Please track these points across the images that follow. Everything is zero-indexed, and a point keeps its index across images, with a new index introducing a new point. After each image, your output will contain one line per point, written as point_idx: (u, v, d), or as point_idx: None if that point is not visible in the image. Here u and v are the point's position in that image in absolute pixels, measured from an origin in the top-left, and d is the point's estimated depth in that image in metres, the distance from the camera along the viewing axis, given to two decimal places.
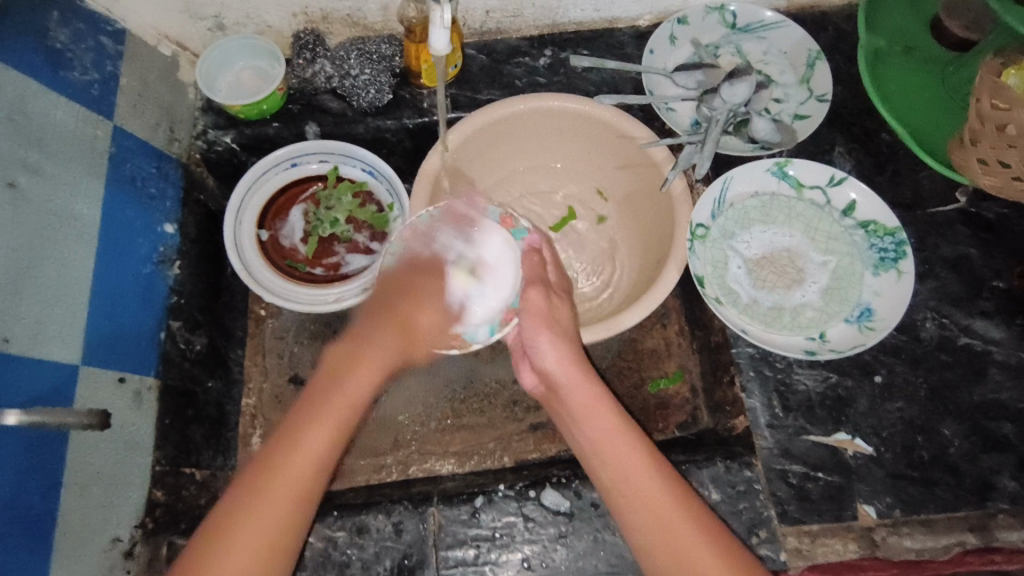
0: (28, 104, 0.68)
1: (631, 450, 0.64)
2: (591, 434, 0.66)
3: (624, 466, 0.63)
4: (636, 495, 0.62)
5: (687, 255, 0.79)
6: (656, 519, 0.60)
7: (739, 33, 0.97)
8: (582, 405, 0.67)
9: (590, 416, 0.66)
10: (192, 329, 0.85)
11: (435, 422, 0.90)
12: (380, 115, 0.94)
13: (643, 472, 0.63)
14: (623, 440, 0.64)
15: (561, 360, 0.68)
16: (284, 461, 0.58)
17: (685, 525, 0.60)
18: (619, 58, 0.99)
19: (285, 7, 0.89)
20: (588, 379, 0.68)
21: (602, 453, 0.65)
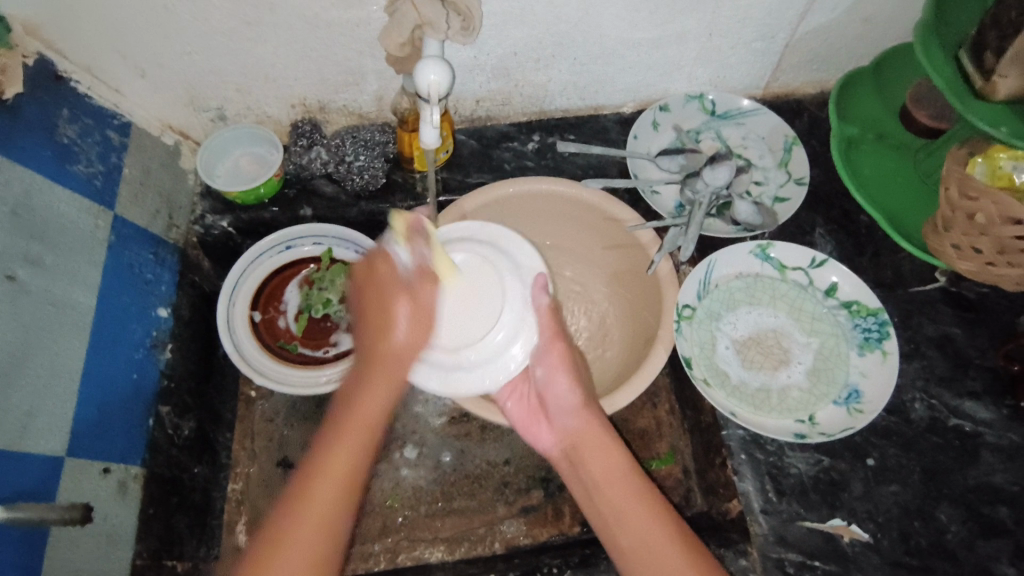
0: (33, 198, 0.70)
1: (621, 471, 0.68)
2: (591, 456, 0.69)
3: (613, 488, 0.67)
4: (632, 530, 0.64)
5: (674, 336, 0.80)
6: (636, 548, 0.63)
7: (719, 119, 1.02)
8: (585, 442, 0.69)
9: (585, 450, 0.69)
10: (181, 414, 0.84)
11: (426, 506, 0.88)
12: (373, 199, 0.97)
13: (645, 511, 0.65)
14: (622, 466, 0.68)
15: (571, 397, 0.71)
16: (315, 483, 0.60)
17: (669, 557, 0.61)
18: (605, 143, 1.04)
19: (284, 99, 0.93)
20: (587, 413, 0.70)
21: (599, 470, 0.68)
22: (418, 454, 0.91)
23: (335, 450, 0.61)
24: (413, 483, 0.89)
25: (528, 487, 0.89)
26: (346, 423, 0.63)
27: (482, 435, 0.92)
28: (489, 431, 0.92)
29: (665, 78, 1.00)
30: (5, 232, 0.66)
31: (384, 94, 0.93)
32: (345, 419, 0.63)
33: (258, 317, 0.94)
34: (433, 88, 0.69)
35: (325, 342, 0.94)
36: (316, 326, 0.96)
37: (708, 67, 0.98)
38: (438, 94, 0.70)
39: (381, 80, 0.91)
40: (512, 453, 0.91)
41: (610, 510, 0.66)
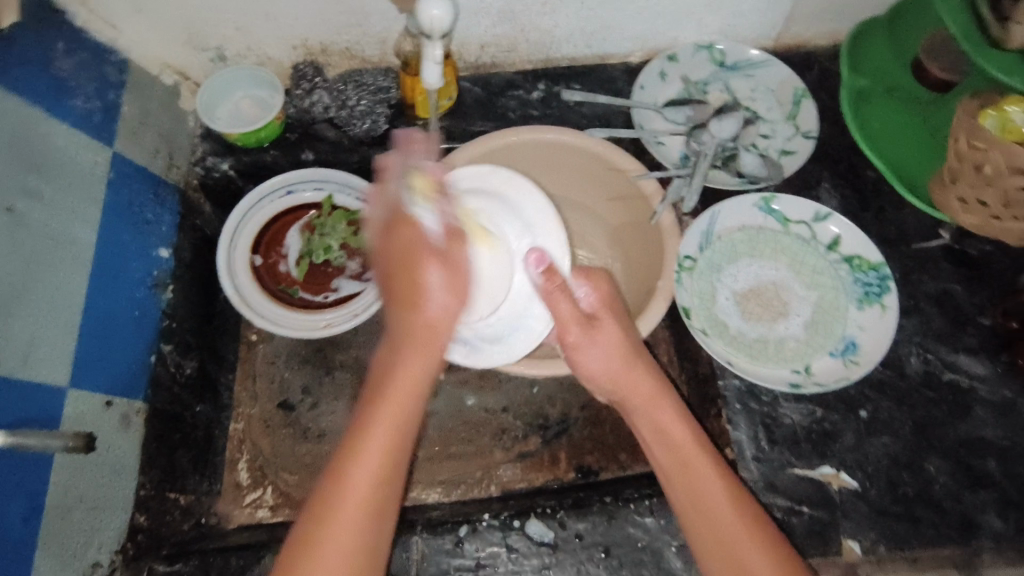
0: (30, 131, 0.69)
1: (707, 468, 0.66)
2: (653, 422, 0.70)
3: (693, 480, 0.66)
4: (721, 532, 0.63)
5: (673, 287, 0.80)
6: (731, 551, 0.62)
7: (728, 70, 1.00)
8: (645, 402, 0.71)
9: (641, 409, 0.71)
10: (183, 353, 0.85)
11: (424, 451, 0.90)
12: (376, 145, 0.96)
13: (735, 518, 0.63)
14: (706, 463, 0.66)
15: (613, 349, 0.72)
16: (363, 445, 0.61)
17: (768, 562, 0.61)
18: (611, 93, 1.02)
19: (285, 40, 0.91)
20: (629, 361, 0.71)
21: (679, 455, 0.68)
22: None
23: (379, 413, 0.63)
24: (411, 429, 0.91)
25: (524, 434, 0.90)
26: (386, 406, 0.63)
27: (480, 382, 0.93)
28: (488, 379, 0.93)
29: (675, 25, 0.97)
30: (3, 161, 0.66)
31: (387, 36, 0.92)
32: (382, 401, 0.64)
33: (259, 262, 0.93)
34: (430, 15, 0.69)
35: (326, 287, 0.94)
36: (316, 271, 0.95)
37: (719, 15, 0.96)
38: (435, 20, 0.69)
39: (384, 21, 0.89)
40: (510, 401, 0.92)
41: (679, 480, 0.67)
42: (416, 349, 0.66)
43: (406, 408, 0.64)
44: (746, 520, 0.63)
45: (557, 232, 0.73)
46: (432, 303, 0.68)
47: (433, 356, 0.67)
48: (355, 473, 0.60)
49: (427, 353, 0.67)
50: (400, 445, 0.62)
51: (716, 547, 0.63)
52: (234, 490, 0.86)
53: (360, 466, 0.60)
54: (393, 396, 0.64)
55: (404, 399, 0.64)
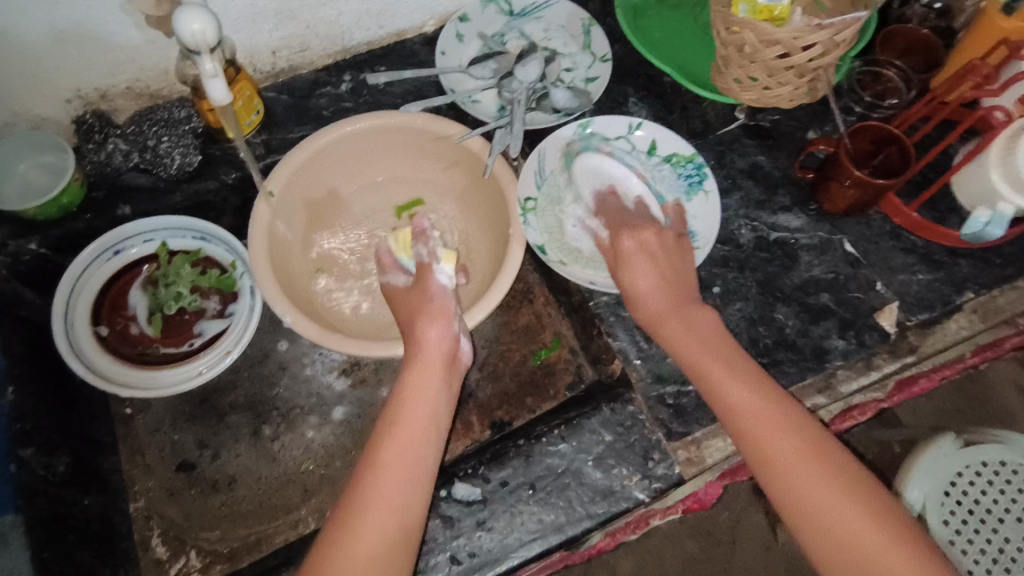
0: None
1: (769, 418, 0.65)
2: (735, 423, 0.66)
3: (766, 439, 0.64)
4: (820, 496, 0.60)
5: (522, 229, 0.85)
6: (827, 517, 0.59)
7: (518, 18, 1.05)
8: (720, 366, 0.69)
9: (707, 374, 0.69)
10: (49, 450, 0.79)
11: (342, 461, 0.89)
12: (194, 179, 0.93)
13: (833, 485, 0.60)
14: (785, 428, 0.64)
15: (679, 313, 0.75)
16: (383, 463, 0.65)
17: (888, 543, 0.57)
18: (417, 66, 1.03)
19: (55, 95, 0.85)
20: (676, 306, 0.75)
21: (731, 411, 0.66)
22: (320, 415, 0.91)
23: (397, 440, 0.67)
24: (322, 444, 0.90)
25: None
26: (401, 431, 0.68)
27: (377, 379, 0.94)
28: (384, 372, 0.94)
29: None
30: None
31: (168, 66, 0.88)
32: (400, 426, 0.69)
33: (106, 330, 0.87)
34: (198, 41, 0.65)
35: (187, 336, 0.89)
36: (172, 324, 0.90)
37: None
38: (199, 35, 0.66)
39: (157, 50, 0.85)
40: None
41: (772, 467, 0.63)
42: (423, 384, 0.73)
43: (426, 433, 0.69)
44: (842, 481, 0.61)
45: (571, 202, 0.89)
46: (436, 327, 0.77)
47: (432, 388, 0.73)
48: (374, 494, 0.63)
49: (426, 385, 0.73)
50: (421, 483, 0.66)
51: (801, 505, 0.60)
52: (156, 567, 0.82)
53: (382, 481, 0.64)
54: (405, 422, 0.69)
55: (412, 426, 0.69)
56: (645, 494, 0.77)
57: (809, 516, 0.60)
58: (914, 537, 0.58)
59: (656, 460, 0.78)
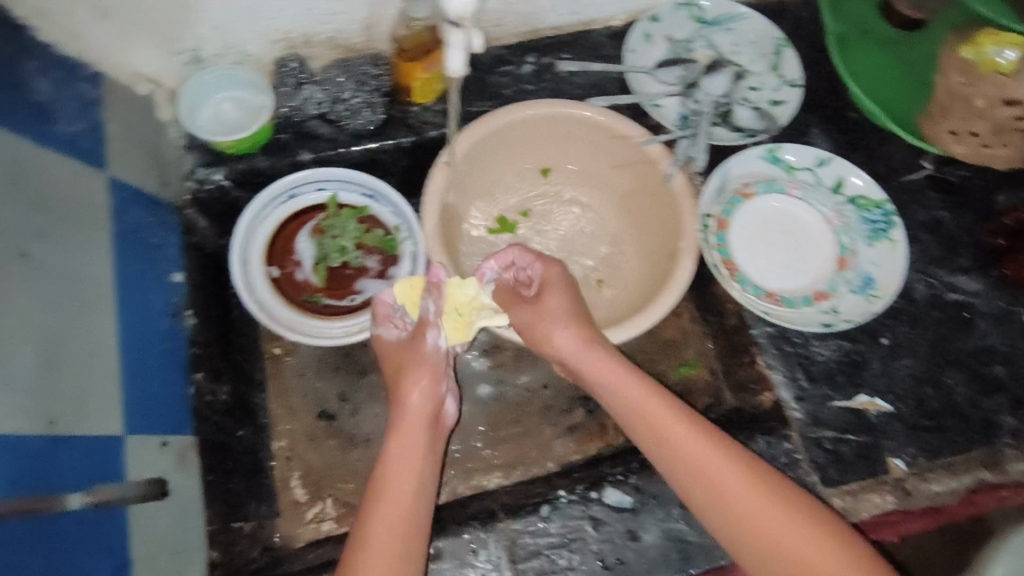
0: (23, 163, 0.63)
1: (702, 442, 0.68)
2: (714, 487, 0.66)
3: (688, 451, 0.68)
4: (729, 505, 0.65)
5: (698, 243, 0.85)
6: (764, 530, 0.63)
7: (709, 26, 1.02)
8: (649, 405, 0.72)
9: (632, 397, 0.73)
10: (215, 378, 0.82)
11: (477, 440, 0.91)
12: (375, 137, 0.93)
13: (773, 494, 0.64)
14: (705, 445, 0.68)
15: (576, 343, 0.76)
16: (379, 516, 0.67)
17: (813, 540, 0.61)
18: (600, 59, 1.00)
19: (265, 34, 0.85)
20: (554, 328, 0.77)
21: (665, 438, 0.70)
22: (461, 390, 0.94)
23: (392, 500, 0.68)
24: (458, 419, 0.92)
25: (568, 406, 0.93)
26: (385, 503, 0.68)
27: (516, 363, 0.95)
28: (524, 357, 0.96)
29: None
30: (7, 205, 0.60)
31: (373, 22, 0.87)
32: (376, 498, 0.69)
33: (276, 270, 0.90)
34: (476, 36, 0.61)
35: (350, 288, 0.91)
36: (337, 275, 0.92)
37: None
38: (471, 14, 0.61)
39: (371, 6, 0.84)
40: (549, 377, 0.95)
41: (743, 528, 0.64)
42: (410, 451, 0.72)
43: (394, 498, 0.69)
44: (753, 493, 0.64)
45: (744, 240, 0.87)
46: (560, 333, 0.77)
47: (418, 457, 0.72)
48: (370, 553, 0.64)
49: (421, 454, 0.72)
50: (412, 543, 0.66)
51: (731, 517, 0.64)
52: (295, 509, 0.84)
53: (382, 535, 0.66)
54: (387, 494, 0.69)
55: (399, 500, 0.69)
56: None
57: (737, 522, 0.64)
58: (848, 541, 0.61)
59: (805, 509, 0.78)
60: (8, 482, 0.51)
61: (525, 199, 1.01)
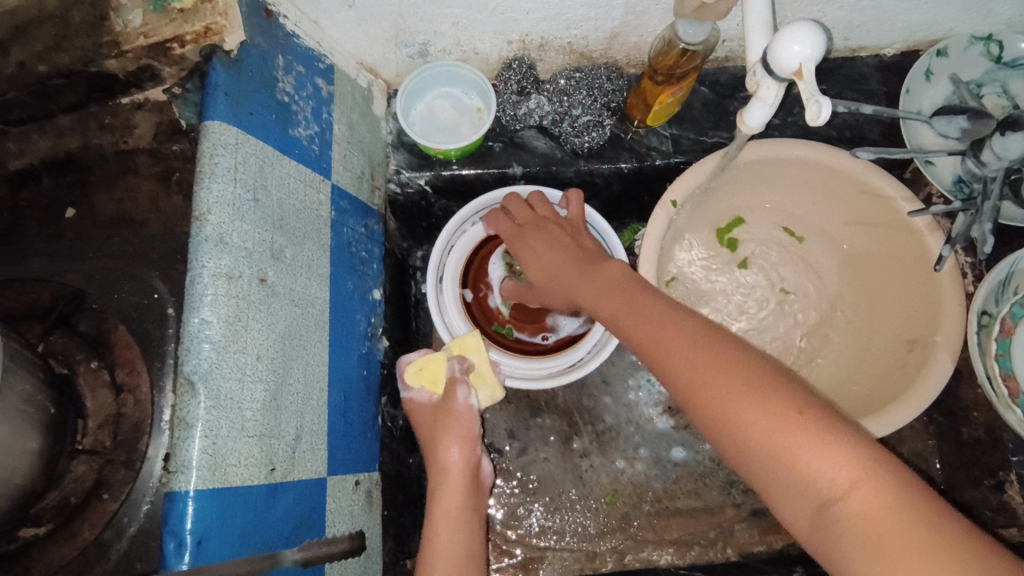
0: (268, 175, 0.58)
1: (690, 359, 0.53)
2: (768, 448, 0.47)
3: (687, 376, 0.53)
4: (732, 432, 0.49)
5: (958, 342, 0.73)
6: (780, 452, 0.46)
7: (1005, 68, 0.82)
8: (691, 357, 0.53)
9: (628, 319, 0.60)
10: (395, 403, 0.77)
11: (648, 506, 0.83)
12: (593, 159, 0.83)
13: (777, 415, 0.47)
14: (746, 393, 0.49)
15: (590, 286, 0.65)
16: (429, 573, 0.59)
17: (843, 471, 0.44)
18: (863, 94, 0.86)
19: (501, 34, 0.76)
20: (536, 256, 0.72)
21: (694, 385, 0.52)
22: (638, 448, 0.85)
23: (440, 552, 0.61)
24: (631, 479, 0.84)
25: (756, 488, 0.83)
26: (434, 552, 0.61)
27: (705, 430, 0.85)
28: None
29: (957, 15, 0.80)
30: (252, 226, 0.55)
31: (621, 31, 0.76)
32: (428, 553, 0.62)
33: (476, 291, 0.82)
34: (817, 111, 0.50)
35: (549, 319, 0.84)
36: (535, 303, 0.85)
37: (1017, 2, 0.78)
38: (812, 78, 0.50)
39: (626, 15, 0.73)
40: None
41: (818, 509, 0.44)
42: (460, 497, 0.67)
43: (459, 535, 0.63)
44: (773, 417, 0.47)
45: None
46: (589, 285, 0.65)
47: (461, 502, 0.66)
48: None
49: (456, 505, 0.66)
50: None
51: (737, 449, 0.49)
52: None
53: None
54: (446, 540, 0.62)
55: (455, 547, 0.62)
56: None
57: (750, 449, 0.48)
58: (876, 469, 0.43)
59: None
60: (233, 541, 0.49)
61: (732, 242, 0.90)
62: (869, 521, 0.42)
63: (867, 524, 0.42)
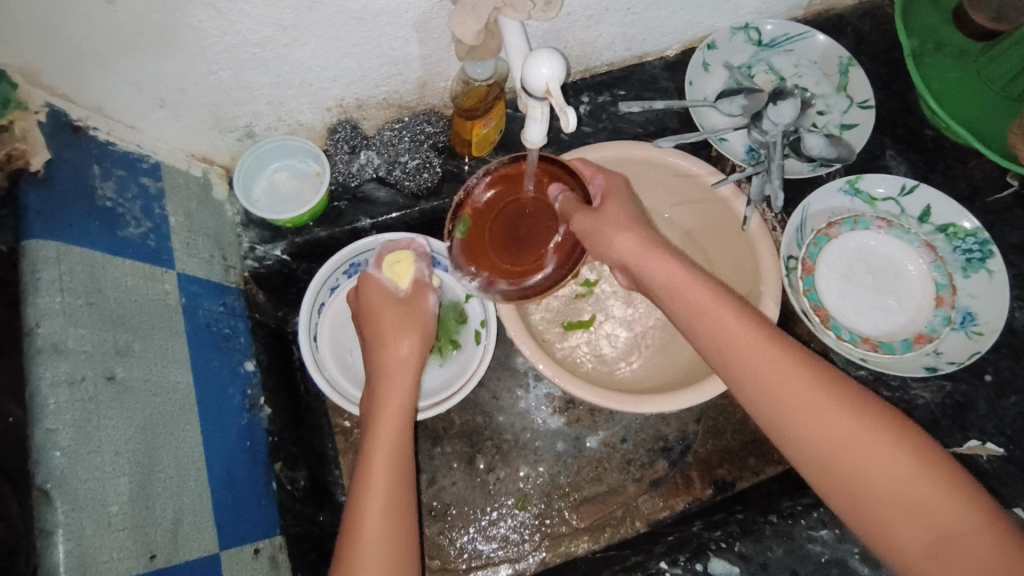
0: (100, 278, 0.61)
1: (830, 407, 0.56)
2: (889, 483, 0.53)
3: (832, 434, 0.56)
4: (871, 479, 0.54)
5: (779, 288, 0.81)
6: (903, 491, 0.53)
7: (766, 49, 0.96)
8: (812, 389, 0.57)
9: (756, 369, 0.59)
10: (292, 465, 0.80)
11: (559, 503, 0.88)
12: (432, 197, 0.90)
13: (902, 461, 0.53)
14: (874, 432, 0.55)
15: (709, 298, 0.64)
16: (376, 446, 0.64)
17: (960, 516, 0.51)
18: (658, 92, 0.98)
19: (319, 103, 0.82)
20: (628, 228, 0.68)
21: (825, 419, 0.56)
22: (537, 451, 0.90)
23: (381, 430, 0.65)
24: (537, 483, 0.89)
25: (649, 459, 0.90)
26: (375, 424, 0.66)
27: (592, 419, 0.91)
28: (599, 413, 0.91)
29: (714, 13, 0.93)
30: (89, 328, 0.57)
31: (428, 80, 0.83)
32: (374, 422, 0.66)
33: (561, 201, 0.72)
34: (567, 119, 0.58)
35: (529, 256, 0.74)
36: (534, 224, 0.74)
37: None
38: (559, 93, 0.59)
39: (426, 65, 0.81)
40: (627, 431, 0.91)
41: (932, 542, 0.51)
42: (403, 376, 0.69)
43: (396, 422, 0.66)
44: (922, 474, 0.53)
45: (833, 282, 0.83)
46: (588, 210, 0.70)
47: (407, 387, 0.68)
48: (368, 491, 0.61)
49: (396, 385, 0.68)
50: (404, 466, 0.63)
51: (865, 497, 0.54)
52: None
53: (374, 482, 0.61)
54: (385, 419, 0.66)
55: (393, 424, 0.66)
56: None
57: (889, 504, 0.53)
58: (1006, 525, 0.51)
59: None
60: None
61: None
62: (984, 559, 0.49)
63: (982, 561, 0.49)
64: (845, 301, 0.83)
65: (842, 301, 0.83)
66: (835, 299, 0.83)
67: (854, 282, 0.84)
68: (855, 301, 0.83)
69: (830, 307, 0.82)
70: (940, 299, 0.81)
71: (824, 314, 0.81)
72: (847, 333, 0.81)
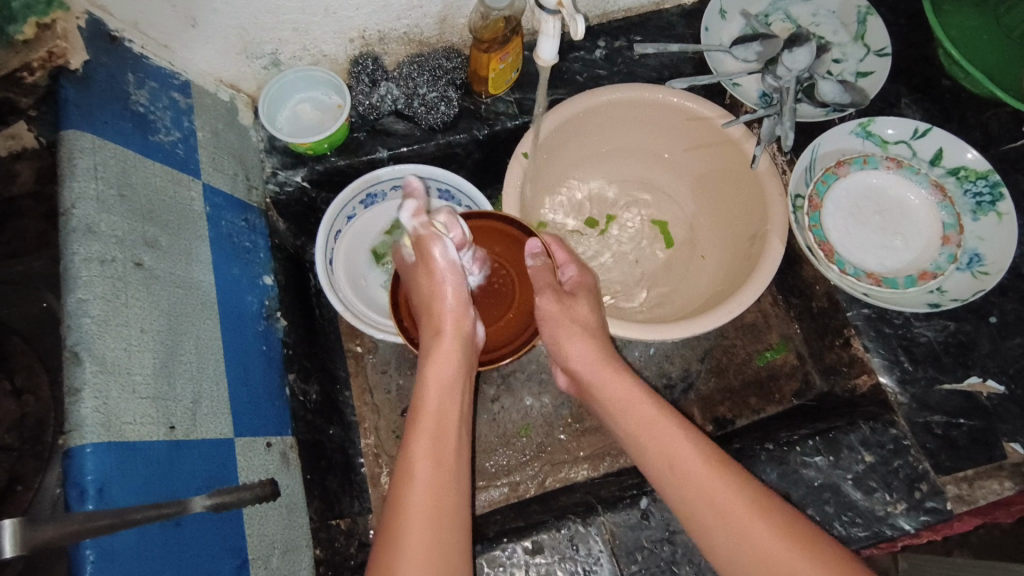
0: (131, 174, 0.65)
1: (718, 483, 0.61)
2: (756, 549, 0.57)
3: (709, 494, 0.61)
4: (743, 544, 0.58)
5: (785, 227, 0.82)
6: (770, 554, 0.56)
7: None
8: (691, 461, 0.64)
9: (654, 440, 0.67)
10: (305, 378, 0.83)
11: (560, 431, 0.91)
12: (449, 131, 0.92)
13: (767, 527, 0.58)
14: (739, 501, 0.60)
15: (632, 389, 0.71)
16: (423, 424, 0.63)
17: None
18: (673, 39, 0.99)
19: (342, 34, 0.85)
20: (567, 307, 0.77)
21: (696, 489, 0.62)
22: (540, 383, 0.93)
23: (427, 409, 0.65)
24: (540, 412, 0.92)
25: None
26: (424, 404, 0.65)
27: None
28: None
29: None
30: (120, 216, 0.61)
31: (448, 15, 0.86)
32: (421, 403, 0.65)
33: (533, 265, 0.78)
34: (578, 27, 0.62)
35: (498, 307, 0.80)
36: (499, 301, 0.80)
37: None
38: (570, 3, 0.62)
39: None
40: None
41: None
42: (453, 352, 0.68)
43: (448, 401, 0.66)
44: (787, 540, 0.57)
45: (845, 223, 0.84)
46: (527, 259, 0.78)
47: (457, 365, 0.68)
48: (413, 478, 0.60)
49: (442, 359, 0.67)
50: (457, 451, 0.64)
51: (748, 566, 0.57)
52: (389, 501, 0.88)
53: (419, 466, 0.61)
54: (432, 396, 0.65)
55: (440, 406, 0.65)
56: (910, 525, 0.74)
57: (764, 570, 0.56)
58: None
59: (923, 491, 0.75)
60: (138, 487, 0.54)
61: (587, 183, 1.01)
62: None
63: None
64: (853, 240, 0.84)
65: (852, 238, 0.84)
66: (842, 236, 0.84)
67: (864, 223, 0.85)
68: (863, 239, 0.84)
69: (840, 246, 0.83)
70: (948, 238, 0.82)
71: (829, 250, 0.82)
72: (852, 269, 0.82)
